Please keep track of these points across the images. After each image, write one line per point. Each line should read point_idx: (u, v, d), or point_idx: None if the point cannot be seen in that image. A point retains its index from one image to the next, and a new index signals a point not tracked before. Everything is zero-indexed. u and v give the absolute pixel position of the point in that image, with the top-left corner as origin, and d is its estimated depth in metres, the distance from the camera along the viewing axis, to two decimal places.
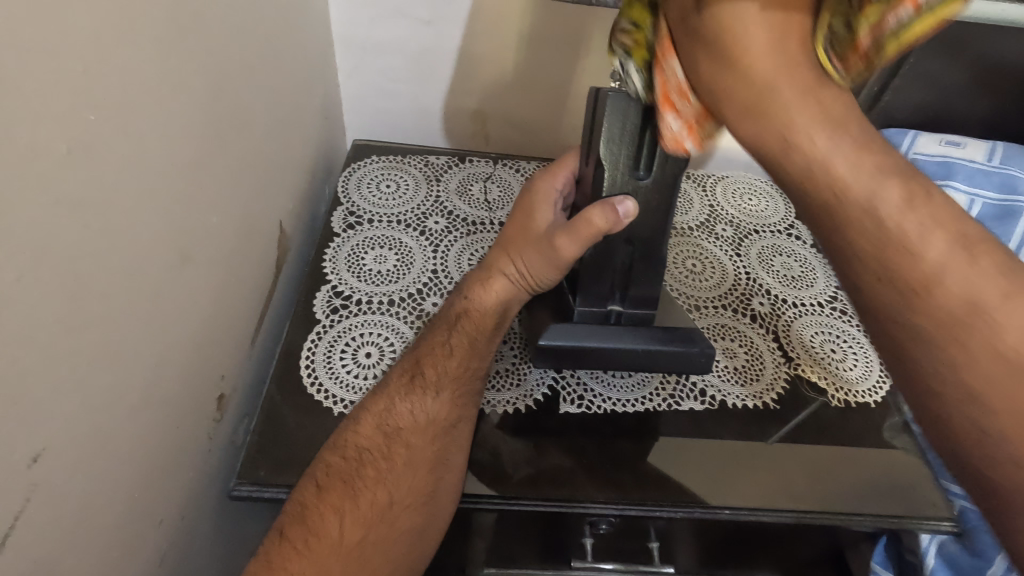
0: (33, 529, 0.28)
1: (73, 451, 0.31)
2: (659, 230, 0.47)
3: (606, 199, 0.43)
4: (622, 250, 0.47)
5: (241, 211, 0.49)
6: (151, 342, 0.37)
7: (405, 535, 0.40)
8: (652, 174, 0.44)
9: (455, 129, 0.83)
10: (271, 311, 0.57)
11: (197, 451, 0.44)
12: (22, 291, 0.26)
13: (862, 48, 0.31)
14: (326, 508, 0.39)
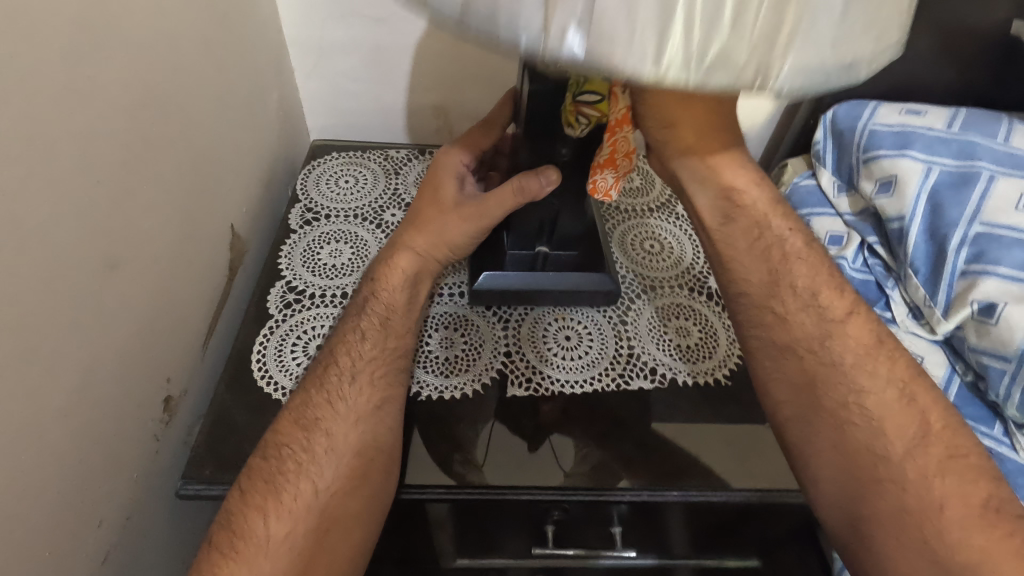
0: None
1: None
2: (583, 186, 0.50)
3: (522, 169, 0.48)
4: (545, 206, 0.51)
5: (182, 217, 0.50)
6: (76, 347, 0.37)
7: (338, 528, 0.41)
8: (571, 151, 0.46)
9: (417, 124, 0.83)
10: (226, 311, 0.58)
11: (142, 452, 0.45)
12: None
13: (597, 172, 0.44)
14: (252, 515, 0.40)
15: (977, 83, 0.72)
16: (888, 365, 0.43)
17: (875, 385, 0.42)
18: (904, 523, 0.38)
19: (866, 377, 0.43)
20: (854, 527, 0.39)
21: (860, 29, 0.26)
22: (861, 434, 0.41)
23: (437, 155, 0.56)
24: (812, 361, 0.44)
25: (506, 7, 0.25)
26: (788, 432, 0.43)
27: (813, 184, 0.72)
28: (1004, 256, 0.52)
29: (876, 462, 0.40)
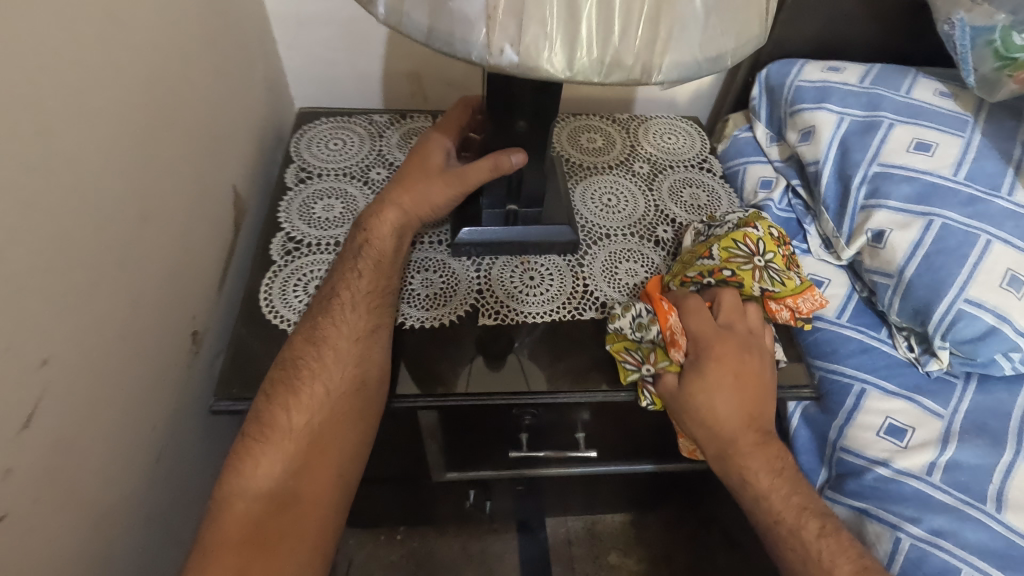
0: (56, 413, 0.38)
1: (80, 360, 0.40)
2: (541, 141, 0.59)
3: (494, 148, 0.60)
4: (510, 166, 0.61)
5: (194, 179, 0.57)
6: (126, 283, 0.46)
7: (343, 433, 0.51)
8: (527, 122, 0.56)
9: (394, 90, 0.90)
10: (234, 263, 0.66)
11: (180, 375, 0.53)
12: (21, 235, 0.35)
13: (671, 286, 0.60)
14: (280, 412, 0.50)
15: (893, 40, 0.81)
16: (777, 474, 0.51)
17: (773, 488, 0.51)
18: None
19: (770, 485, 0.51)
20: None
21: (717, 32, 0.38)
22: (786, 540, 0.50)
23: (427, 132, 0.63)
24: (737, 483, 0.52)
25: (462, 35, 0.36)
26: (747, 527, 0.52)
27: (749, 137, 0.82)
28: (895, 190, 0.62)
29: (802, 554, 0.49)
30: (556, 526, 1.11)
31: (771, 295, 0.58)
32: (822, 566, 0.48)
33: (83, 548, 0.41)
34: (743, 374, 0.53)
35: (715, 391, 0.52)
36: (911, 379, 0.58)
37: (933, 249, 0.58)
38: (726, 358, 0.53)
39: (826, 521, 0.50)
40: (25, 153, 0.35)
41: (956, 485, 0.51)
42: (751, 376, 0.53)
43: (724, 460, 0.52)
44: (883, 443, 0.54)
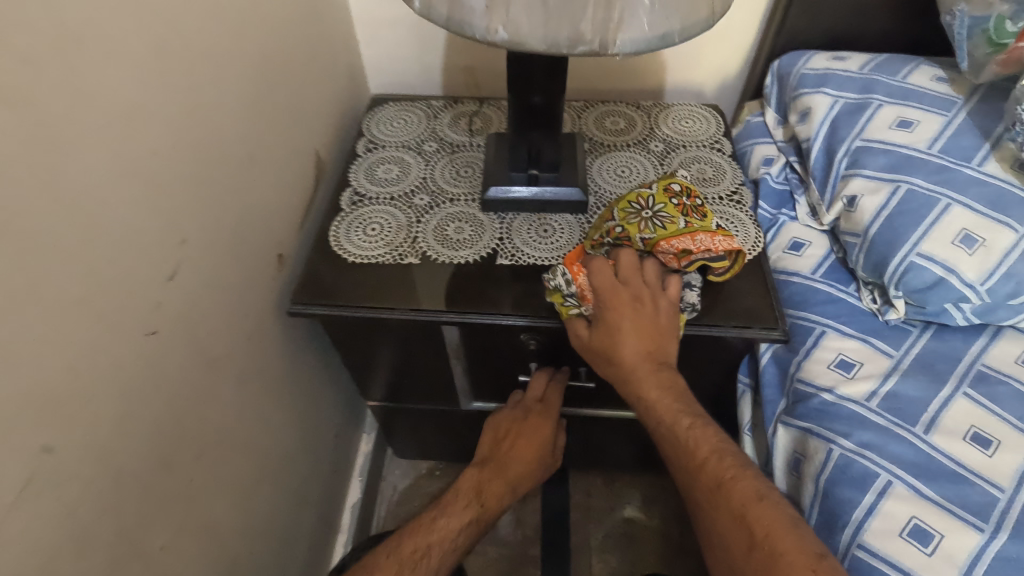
0: (193, 276, 0.55)
1: (208, 246, 0.58)
2: (553, 112, 0.73)
3: (515, 123, 0.74)
4: (531, 133, 0.75)
5: (287, 138, 0.75)
6: (238, 202, 0.64)
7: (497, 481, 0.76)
8: (541, 97, 0.71)
9: (452, 81, 1.06)
10: (313, 209, 0.84)
11: (269, 281, 0.71)
12: (181, 151, 0.53)
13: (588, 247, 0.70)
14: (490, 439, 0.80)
15: (905, 31, 0.87)
16: (668, 390, 0.62)
17: (664, 402, 0.62)
18: (715, 500, 0.56)
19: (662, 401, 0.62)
20: (694, 503, 0.58)
21: (662, 16, 0.50)
22: (673, 446, 0.61)
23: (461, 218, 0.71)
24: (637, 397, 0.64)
25: (470, 18, 0.50)
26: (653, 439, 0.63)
27: (760, 121, 0.90)
28: (871, 161, 0.70)
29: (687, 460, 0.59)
30: (577, 480, 1.22)
31: (650, 242, 0.67)
32: (689, 447, 0.60)
33: (203, 381, 0.58)
34: (638, 319, 0.64)
35: (620, 318, 0.64)
36: (871, 325, 0.66)
37: (896, 210, 0.65)
38: (619, 306, 0.64)
39: (698, 420, 0.62)
40: (182, 96, 0.53)
41: (891, 408, 0.59)
42: (646, 322, 0.64)
43: (628, 384, 0.64)
44: (831, 374, 0.63)
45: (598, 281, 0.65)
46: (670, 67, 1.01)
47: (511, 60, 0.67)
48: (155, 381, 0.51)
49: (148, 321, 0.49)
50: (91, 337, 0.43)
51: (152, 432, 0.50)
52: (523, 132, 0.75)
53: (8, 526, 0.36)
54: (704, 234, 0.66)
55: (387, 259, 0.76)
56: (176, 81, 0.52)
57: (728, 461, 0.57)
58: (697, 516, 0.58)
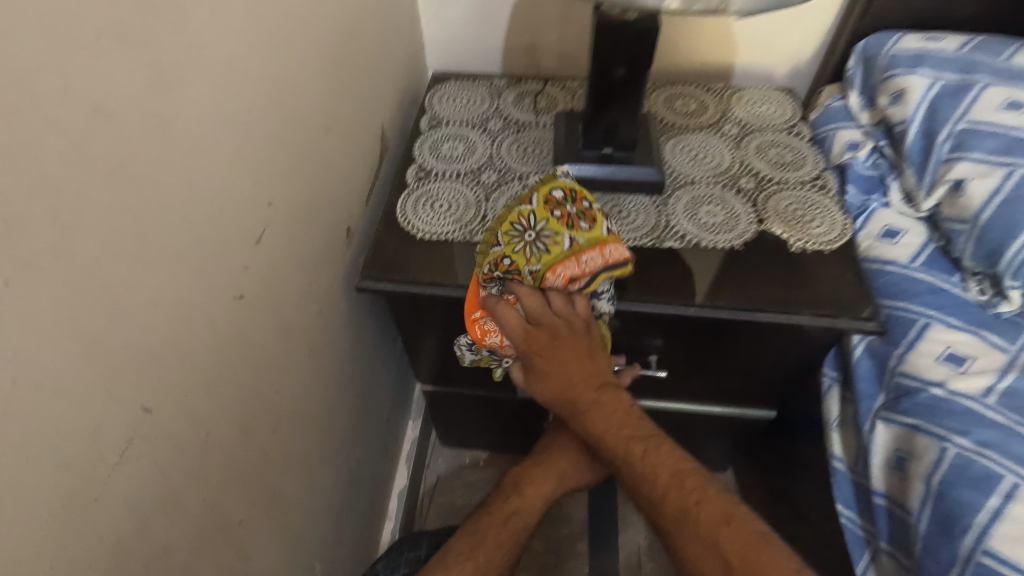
0: (275, 243, 0.53)
1: (288, 214, 0.55)
2: (637, 86, 0.69)
3: (594, 98, 0.71)
4: (610, 109, 0.72)
5: (357, 109, 0.73)
6: (315, 171, 0.61)
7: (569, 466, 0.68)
8: (625, 70, 0.67)
9: (512, 60, 1.03)
10: (378, 185, 0.82)
11: (339, 255, 0.69)
12: (269, 110, 0.51)
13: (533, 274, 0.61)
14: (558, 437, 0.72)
15: (1003, 12, 0.82)
16: (621, 412, 0.59)
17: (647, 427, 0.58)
18: (692, 531, 0.51)
19: (604, 424, 0.59)
20: (673, 548, 0.53)
21: None
22: (665, 480, 0.54)
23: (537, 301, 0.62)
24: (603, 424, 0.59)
25: None
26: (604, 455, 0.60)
27: (841, 105, 0.86)
28: (979, 144, 0.65)
29: (671, 504, 0.53)
30: None
31: (540, 272, 0.60)
32: (652, 476, 0.55)
33: (281, 354, 0.56)
34: (572, 354, 0.61)
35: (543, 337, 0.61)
36: (979, 316, 0.62)
37: (1011, 196, 0.61)
38: (548, 345, 0.60)
39: (654, 441, 0.57)
40: (271, 52, 0.50)
41: (1010, 407, 0.55)
42: (575, 352, 0.61)
43: (576, 415, 0.61)
44: (940, 367, 0.59)
45: (530, 311, 0.61)
46: (741, 52, 0.97)
47: (597, 27, 0.64)
48: (240, 348, 0.48)
49: (237, 285, 0.47)
50: (188, 297, 0.41)
51: (235, 401, 0.48)
52: (601, 108, 0.72)
53: (110, 488, 0.35)
54: (591, 251, 0.60)
55: (457, 236, 0.74)
56: (267, 35, 0.49)
57: (691, 485, 0.53)
58: (670, 544, 0.53)
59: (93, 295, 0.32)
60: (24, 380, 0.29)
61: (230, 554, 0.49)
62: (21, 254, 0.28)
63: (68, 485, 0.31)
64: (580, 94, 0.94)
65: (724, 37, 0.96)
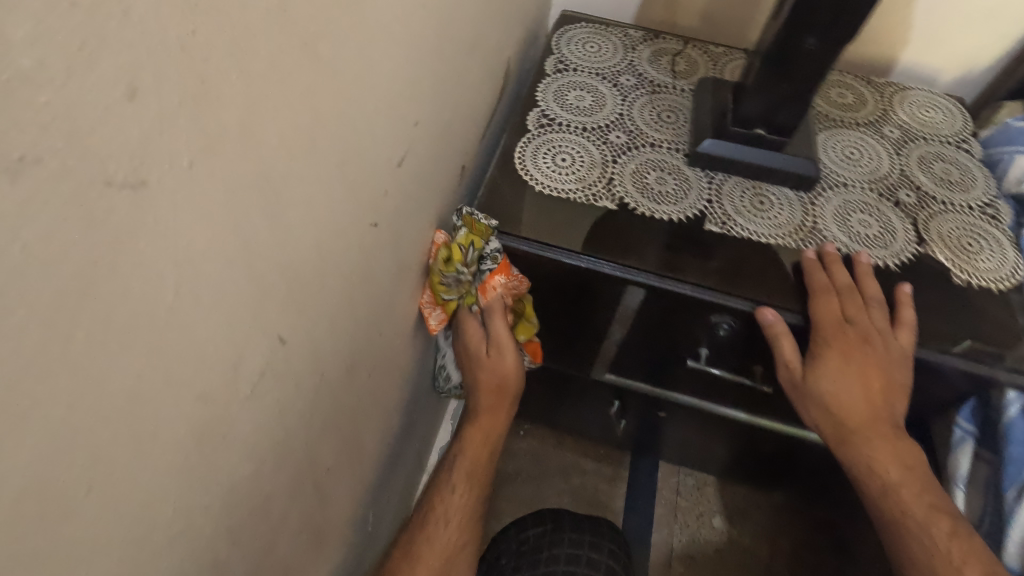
0: (410, 171, 0.46)
1: (426, 139, 0.48)
2: (825, 64, 0.60)
3: (768, 68, 0.62)
4: (781, 86, 0.63)
5: (496, 34, 0.64)
6: (453, 96, 0.54)
7: (895, 423, 0.58)
8: (819, 42, 0.58)
9: (647, 12, 0.92)
10: (493, 123, 0.74)
11: (450, 195, 0.62)
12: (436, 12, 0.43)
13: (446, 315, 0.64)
14: (834, 305, 0.60)
15: None
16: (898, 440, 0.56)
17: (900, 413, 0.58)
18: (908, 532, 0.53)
19: (881, 446, 0.56)
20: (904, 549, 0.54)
21: None
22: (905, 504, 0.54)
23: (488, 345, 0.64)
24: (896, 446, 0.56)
25: None
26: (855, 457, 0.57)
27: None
28: None
29: (890, 498, 0.55)
30: (665, 475, 1.14)
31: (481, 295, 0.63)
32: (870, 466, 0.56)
33: (391, 293, 0.50)
34: (866, 361, 0.58)
35: (833, 382, 0.58)
36: None
37: None
38: (846, 352, 0.58)
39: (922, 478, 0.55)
40: None
41: None
42: (874, 366, 0.57)
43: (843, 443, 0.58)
44: None
45: (823, 367, 0.58)
46: (913, 44, 0.86)
47: None
48: (363, 282, 0.42)
49: (373, 211, 0.41)
50: (337, 215, 0.35)
51: (349, 340, 0.43)
52: (771, 84, 0.63)
53: (236, 427, 0.29)
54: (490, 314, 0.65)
55: (579, 197, 0.67)
56: None
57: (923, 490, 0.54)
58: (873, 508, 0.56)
59: (262, 196, 0.26)
60: (188, 290, 0.23)
61: (315, 502, 0.45)
62: (213, 127, 0.21)
63: (204, 420, 0.26)
64: (723, 62, 0.84)
65: (898, 26, 0.84)
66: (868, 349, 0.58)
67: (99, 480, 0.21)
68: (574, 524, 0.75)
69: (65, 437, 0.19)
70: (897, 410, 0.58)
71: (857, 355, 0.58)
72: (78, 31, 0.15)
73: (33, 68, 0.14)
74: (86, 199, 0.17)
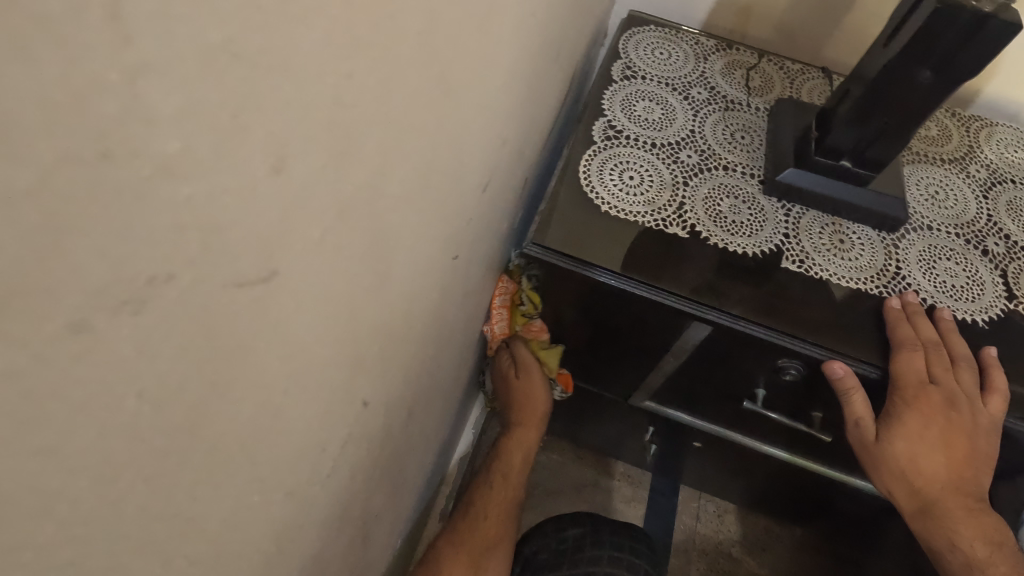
0: (489, 195, 0.41)
1: (506, 158, 0.43)
2: (935, 100, 0.55)
3: (869, 98, 0.57)
4: (881, 118, 0.58)
5: (572, 37, 0.59)
6: (533, 106, 0.48)
7: (977, 493, 0.55)
8: (935, 75, 0.53)
9: (718, 19, 0.86)
10: (555, 132, 0.69)
11: (512, 210, 0.57)
12: (538, 19, 0.37)
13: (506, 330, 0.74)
14: (919, 362, 0.55)
15: None
16: (983, 518, 0.53)
17: (983, 482, 0.55)
18: None
19: (961, 518, 0.53)
20: None
21: None
22: None
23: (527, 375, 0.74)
24: (978, 516, 0.53)
25: None
26: (936, 531, 0.54)
27: None
28: None
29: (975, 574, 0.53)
30: (687, 500, 1.11)
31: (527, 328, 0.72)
32: (954, 541, 0.53)
33: (453, 323, 0.45)
34: (949, 429, 0.54)
35: (916, 447, 0.54)
36: None
37: None
38: (928, 414, 0.54)
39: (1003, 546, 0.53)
40: None
41: None
42: (958, 434, 0.54)
43: (924, 517, 0.55)
44: None
45: (902, 431, 0.55)
46: (1001, 76, 0.80)
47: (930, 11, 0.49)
48: (436, 320, 0.38)
49: (455, 244, 0.36)
50: (427, 257, 0.30)
51: (415, 382, 0.38)
52: (868, 116, 0.58)
53: (313, 510, 0.25)
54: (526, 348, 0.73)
55: (647, 221, 0.62)
56: None
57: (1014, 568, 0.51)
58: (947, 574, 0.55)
59: (374, 255, 0.21)
60: (294, 382, 0.18)
61: (362, 551, 0.41)
62: (345, 188, 0.17)
63: (286, 517, 0.22)
64: (800, 81, 0.78)
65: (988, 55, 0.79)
66: (958, 414, 0.54)
67: None
68: (611, 530, 0.73)
69: None
70: (980, 477, 0.55)
71: (943, 418, 0.54)
72: (233, 96, 0.10)
73: (177, 155, 0.10)
74: (215, 310, 0.12)
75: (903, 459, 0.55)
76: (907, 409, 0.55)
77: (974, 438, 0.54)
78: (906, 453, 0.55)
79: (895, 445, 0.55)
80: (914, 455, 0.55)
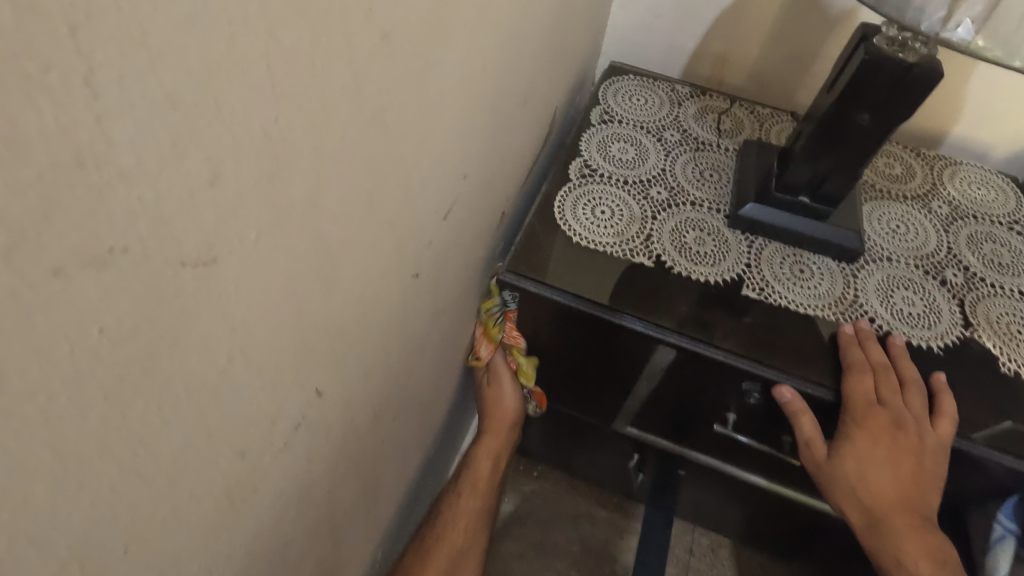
0: (453, 223, 0.47)
1: (470, 191, 0.49)
2: (877, 140, 0.59)
3: (818, 139, 0.61)
4: (830, 157, 0.62)
5: (545, 86, 0.65)
6: (500, 147, 0.54)
7: (926, 514, 0.57)
8: (872, 118, 0.57)
9: (696, 68, 0.93)
10: (534, 170, 0.75)
11: (487, 240, 0.63)
12: (492, 73, 0.44)
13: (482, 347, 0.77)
14: (867, 385, 0.57)
15: None
16: (928, 537, 0.55)
17: (932, 503, 0.57)
18: None
19: (906, 535, 0.56)
20: None
21: None
22: None
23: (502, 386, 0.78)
24: (924, 536, 0.55)
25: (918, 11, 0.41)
26: (883, 548, 0.57)
27: None
28: None
29: None
30: (680, 533, 1.10)
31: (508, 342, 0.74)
32: (900, 557, 0.56)
33: (422, 338, 0.50)
34: (897, 449, 0.56)
35: (864, 466, 0.57)
36: None
37: None
38: (875, 434, 0.57)
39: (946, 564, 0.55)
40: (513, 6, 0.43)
41: None
42: (905, 454, 0.56)
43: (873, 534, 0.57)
44: None
45: (851, 450, 0.57)
46: (966, 117, 0.85)
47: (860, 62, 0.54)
48: (399, 330, 0.43)
49: (415, 263, 0.41)
50: (380, 271, 0.35)
51: (379, 387, 0.43)
52: (819, 155, 0.63)
53: (265, 479, 0.29)
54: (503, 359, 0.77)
55: (615, 251, 0.67)
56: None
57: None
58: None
59: (314, 260, 0.26)
60: (239, 353, 0.23)
61: (330, 544, 0.45)
62: (278, 202, 0.22)
63: (237, 476, 0.26)
64: (769, 125, 0.83)
65: (951, 99, 0.83)
66: (906, 435, 0.56)
67: (135, 540, 0.21)
68: None
69: (108, 504, 0.19)
70: (929, 497, 0.57)
71: (891, 439, 0.56)
72: (170, 127, 0.16)
73: (130, 167, 0.15)
74: (161, 279, 0.17)
75: (853, 477, 0.57)
76: (857, 430, 0.57)
77: (922, 459, 0.56)
78: (856, 472, 0.57)
79: (845, 464, 0.57)
80: (863, 474, 0.57)
